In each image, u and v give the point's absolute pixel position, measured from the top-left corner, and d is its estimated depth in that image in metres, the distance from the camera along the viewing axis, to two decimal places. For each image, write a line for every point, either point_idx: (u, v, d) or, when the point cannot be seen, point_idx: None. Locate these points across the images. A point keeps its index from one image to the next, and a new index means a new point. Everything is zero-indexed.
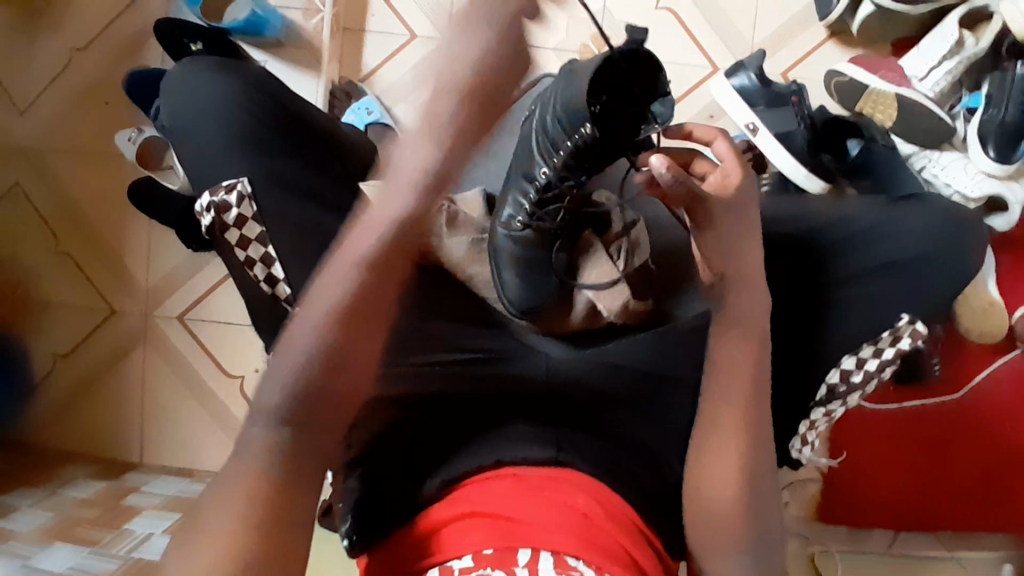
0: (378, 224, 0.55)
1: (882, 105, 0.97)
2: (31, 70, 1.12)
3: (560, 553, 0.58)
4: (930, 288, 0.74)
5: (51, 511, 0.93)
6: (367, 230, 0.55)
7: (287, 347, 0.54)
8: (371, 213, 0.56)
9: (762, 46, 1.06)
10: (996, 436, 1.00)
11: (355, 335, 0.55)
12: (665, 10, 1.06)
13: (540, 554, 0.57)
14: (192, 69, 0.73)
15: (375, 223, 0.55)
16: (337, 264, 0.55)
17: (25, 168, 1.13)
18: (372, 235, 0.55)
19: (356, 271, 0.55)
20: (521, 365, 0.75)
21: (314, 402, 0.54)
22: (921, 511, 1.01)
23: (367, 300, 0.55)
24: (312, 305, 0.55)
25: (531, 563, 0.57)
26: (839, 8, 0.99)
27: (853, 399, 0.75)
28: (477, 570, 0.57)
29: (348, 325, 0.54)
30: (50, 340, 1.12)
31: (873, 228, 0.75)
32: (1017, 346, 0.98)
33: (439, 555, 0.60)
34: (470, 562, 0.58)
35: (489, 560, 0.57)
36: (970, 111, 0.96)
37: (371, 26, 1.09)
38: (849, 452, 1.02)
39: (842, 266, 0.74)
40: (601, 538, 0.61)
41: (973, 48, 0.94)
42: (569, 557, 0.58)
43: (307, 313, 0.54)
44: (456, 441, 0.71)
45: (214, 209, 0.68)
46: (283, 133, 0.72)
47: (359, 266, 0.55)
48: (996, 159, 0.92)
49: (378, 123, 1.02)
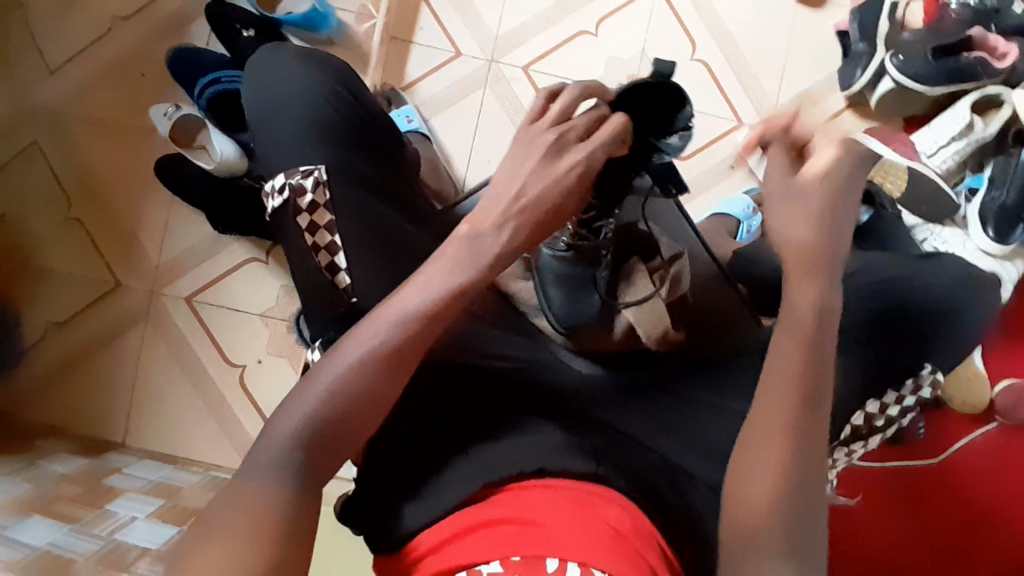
0: (427, 307, 0.59)
1: (892, 176, 1.03)
2: (68, 34, 1.11)
3: (587, 564, 0.54)
4: (960, 338, 0.80)
5: (30, 483, 0.89)
6: (392, 313, 0.59)
7: (298, 399, 0.56)
8: (406, 291, 0.60)
9: (786, 107, 1.11)
10: (973, 499, 1.04)
11: (368, 395, 0.57)
12: (698, 62, 1.11)
13: (567, 564, 0.54)
14: (282, 53, 0.78)
15: (406, 303, 0.59)
16: (357, 333, 0.59)
17: (48, 129, 1.10)
18: (396, 320, 0.59)
19: (376, 351, 0.58)
20: (547, 373, 0.78)
21: (325, 429, 0.56)
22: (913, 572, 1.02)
23: (384, 382, 0.58)
24: (329, 369, 0.57)
25: (559, 572, 0.54)
26: (861, 81, 1.06)
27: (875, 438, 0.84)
28: None
29: (372, 376, 0.57)
30: (47, 308, 1.09)
31: (900, 276, 0.78)
32: (994, 417, 1.04)
33: (467, 557, 0.57)
34: (499, 567, 0.55)
35: (518, 567, 0.55)
36: (971, 191, 1.04)
37: (417, 39, 1.12)
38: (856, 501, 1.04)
39: (872, 308, 0.76)
40: (632, 557, 0.57)
41: (981, 132, 1.02)
42: (597, 570, 0.54)
43: (324, 374, 0.57)
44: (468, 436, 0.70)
45: (290, 190, 0.71)
46: (357, 125, 0.75)
47: (380, 347, 0.58)
48: (994, 239, 1.00)
49: (416, 131, 1.06)
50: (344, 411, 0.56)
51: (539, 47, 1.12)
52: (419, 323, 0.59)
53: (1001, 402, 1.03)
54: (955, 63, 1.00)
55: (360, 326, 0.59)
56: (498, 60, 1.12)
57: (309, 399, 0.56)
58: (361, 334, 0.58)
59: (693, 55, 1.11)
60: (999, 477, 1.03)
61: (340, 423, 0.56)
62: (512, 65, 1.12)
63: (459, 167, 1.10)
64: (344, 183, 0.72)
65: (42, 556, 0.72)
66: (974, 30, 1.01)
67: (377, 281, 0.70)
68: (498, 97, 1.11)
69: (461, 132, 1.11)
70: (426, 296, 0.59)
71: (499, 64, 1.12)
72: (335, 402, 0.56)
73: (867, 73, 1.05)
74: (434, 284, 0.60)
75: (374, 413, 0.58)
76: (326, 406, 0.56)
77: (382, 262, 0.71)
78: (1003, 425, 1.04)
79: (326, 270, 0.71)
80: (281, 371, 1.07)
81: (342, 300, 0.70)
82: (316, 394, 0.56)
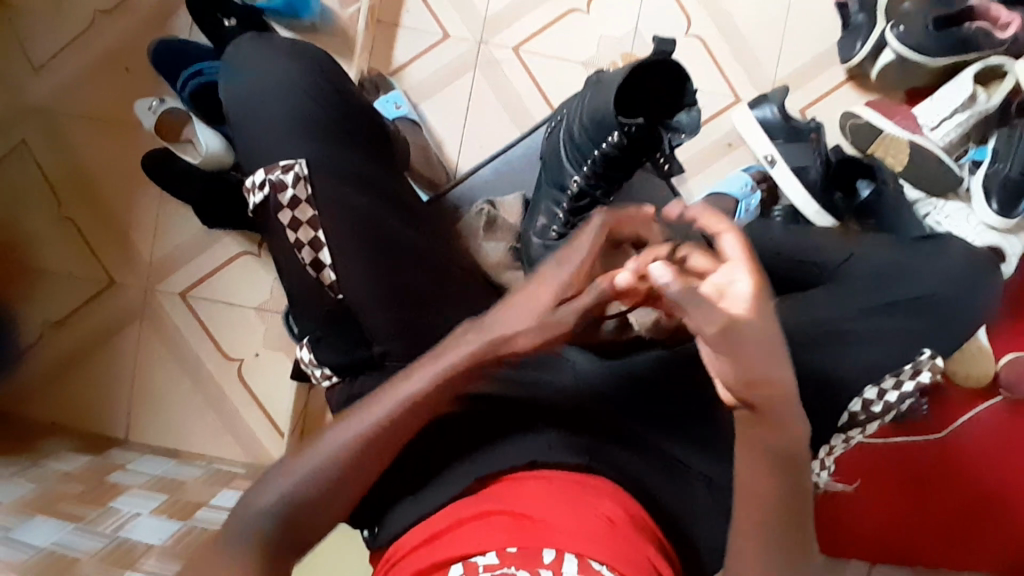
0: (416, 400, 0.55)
1: (894, 151, 1.00)
2: (50, 28, 1.09)
3: (584, 556, 0.53)
4: (953, 336, 0.78)
5: (34, 483, 0.89)
6: (386, 402, 0.55)
7: (280, 479, 0.55)
8: (407, 379, 0.56)
9: (785, 81, 1.09)
10: (975, 473, 1.03)
11: (351, 479, 0.55)
12: (694, 37, 1.08)
13: (565, 556, 0.53)
14: (261, 49, 0.77)
15: (400, 395, 0.55)
16: (349, 419, 0.56)
17: (35, 126, 1.09)
18: (387, 411, 0.55)
19: (360, 442, 0.55)
20: (547, 372, 0.72)
21: (302, 509, 0.55)
22: (913, 546, 1.03)
23: (362, 469, 0.55)
24: (313, 455, 0.55)
25: (554, 565, 0.52)
26: (862, 52, 1.03)
27: (871, 428, 0.77)
28: (501, 568, 0.52)
29: (358, 462, 0.55)
30: (44, 307, 1.09)
31: (882, 269, 0.79)
32: (998, 392, 1.02)
33: (461, 549, 0.55)
34: (495, 558, 0.53)
35: (513, 558, 0.53)
36: (975, 164, 1.01)
37: (404, 23, 1.10)
38: (859, 482, 1.04)
39: (855, 296, 0.77)
40: (631, 551, 0.55)
41: (984, 104, 0.99)
42: (593, 562, 0.53)
43: (307, 460, 0.55)
44: (474, 443, 0.68)
45: (269, 186, 0.69)
46: (338, 119, 0.75)
47: (366, 436, 0.55)
48: (999, 212, 0.98)
49: (405, 117, 1.04)
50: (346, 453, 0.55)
51: (529, 26, 1.09)
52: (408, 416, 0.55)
53: (1005, 377, 1.00)
54: (957, 34, 0.97)
55: (358, 410, 0.56)
56: (488, 41, 1.09)
57: (290, 479, 0.55)
58: (353, 422, 0.55)
59: (688, 31, 1.09)
60: (1000, 451, 1.03)
61: (319, 499, 0.55)
62: (502, 46, 1.09)
63: (451, 153, 1.09)
64: (326, 178, 0.71)
65: (48, 556, 0.73)
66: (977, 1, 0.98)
67: (361, 280, 0.69)
68: (489, 80, 1.09)
69: (452, 117, 1.09)
70: (418, 388, 0.55)
71: (488, 45, 1.09)
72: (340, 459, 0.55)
73: (868, 44, 1.02)
74: (430, 374, 0.55)
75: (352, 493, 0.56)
76: (307, 484, 0.54)
77: (369, 262, 0.70)
78: (1007, 400, 1.03)
79: (310, 268, 0.70)
80: (279, 363, 1.07)
81: (326, 298, 0.69)
82: (296, 476, 0.55)
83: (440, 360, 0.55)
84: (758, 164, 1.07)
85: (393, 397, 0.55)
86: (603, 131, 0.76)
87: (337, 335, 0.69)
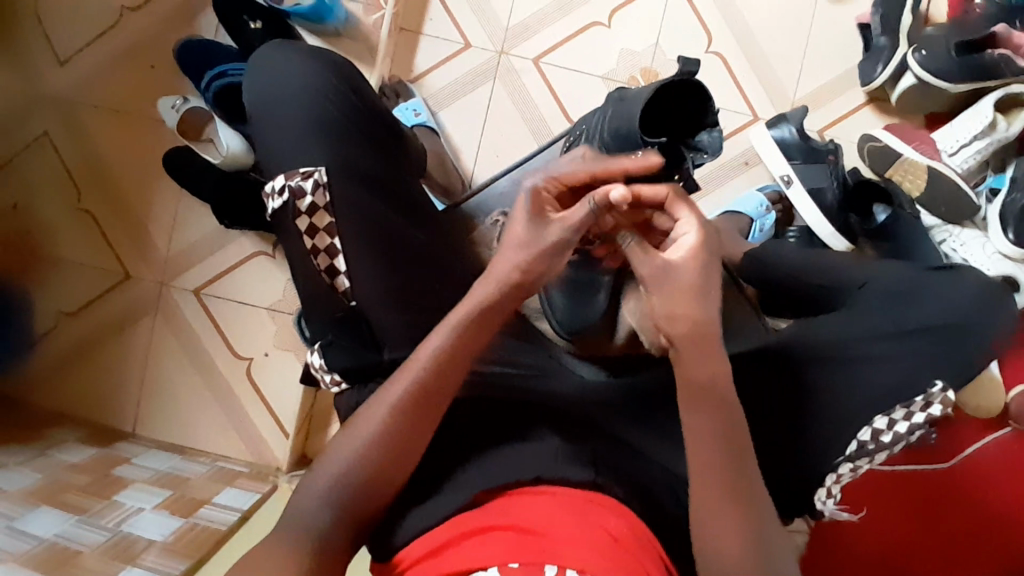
0: (400, 396, 0.61)
1: (912, 175, 1.00)
2: (76, 25, 1.11)
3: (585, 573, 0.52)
4: (967, 362, 0.75)
5: (39, 472, 0.89)
6: (378, 403, 0.61)
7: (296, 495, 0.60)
8: (388, 384, 0.62)
9: (803, 102, 1.08)
10: (985, 504, 1.01)
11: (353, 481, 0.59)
12: (713, 55, 1.09)
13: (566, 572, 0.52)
14: (284, 53, 0.77)
15: (388, 394, 0.61)
16: (352, 426, 0.61)
17: (58, 121, 1.11)
18: (381, 409, 0.61)
19: (367, 440, 0.60)
20: (560, 385, 0.74)
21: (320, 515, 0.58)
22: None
23: (371, 467, 0.60)
24: (328, 464, 0.60)
25: None
26: (881, 77, 1.03)
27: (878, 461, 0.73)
28: None
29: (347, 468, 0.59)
30: (57, 298, 1.10)
31: (903, 292, 0.78)
32: (1007, 423, 1.01)
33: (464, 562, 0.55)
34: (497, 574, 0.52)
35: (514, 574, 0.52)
36: (992, 191, 1.01)
37: (426, 31, 1.11)
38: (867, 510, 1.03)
39: (869, 322, 0.76)
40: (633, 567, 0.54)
41: (1004, 132, 0.98)
42: None
43: (324, 469, 0.60)
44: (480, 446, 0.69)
45: (289, 193, 0.70)
46: (360, 126, 0.75)
47: (372, 436, 0.60)
48: (1014, 242, 0.96)
49: (423, 125, 1.05)
50: (357, 442, 0.60)
51: (550, 37, 1.09)
52: (398, 410, 0.61)
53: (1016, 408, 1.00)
54: (978, 61, 0.96)
55: (353, 422, 0.62)
56: (508, 51, 1.10)
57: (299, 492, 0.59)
58: (360, 424, 0.61)
59: (708, 48, 1.09)
60: (1011, 484, 1.01)
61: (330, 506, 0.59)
62: (522, 57, 1.10)
63: (466, 162, 1.09)
64: (343, 183, 0.71)
65: (50, 547, 0.73)
66: (998, 27, 0.97)
67: (374, 286, 0.70)
68: (506, 90, 1.10)
69: (471, 126, 1.09)
70: (400, 387, 0.61)
71: (509, 56, 1.10)
72: (349, 459, 0.60)
73: (888, 69, 1.02)
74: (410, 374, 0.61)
75: (365, 494, 0.60)
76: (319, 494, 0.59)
77: (383, 265, 0.71)
78: (1017, 431, 1.02)
79: (325, 273, 0.70)
80: (289, 363, 1.07)
81: (339, 303, 0.70)
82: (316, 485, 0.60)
83: (416, 363, 0.62)
84: (773, 183, 1.07)
85: (387, 398, 0.61)
86: (627, 149, 0.75)
87: (348, 338, 0.69)
